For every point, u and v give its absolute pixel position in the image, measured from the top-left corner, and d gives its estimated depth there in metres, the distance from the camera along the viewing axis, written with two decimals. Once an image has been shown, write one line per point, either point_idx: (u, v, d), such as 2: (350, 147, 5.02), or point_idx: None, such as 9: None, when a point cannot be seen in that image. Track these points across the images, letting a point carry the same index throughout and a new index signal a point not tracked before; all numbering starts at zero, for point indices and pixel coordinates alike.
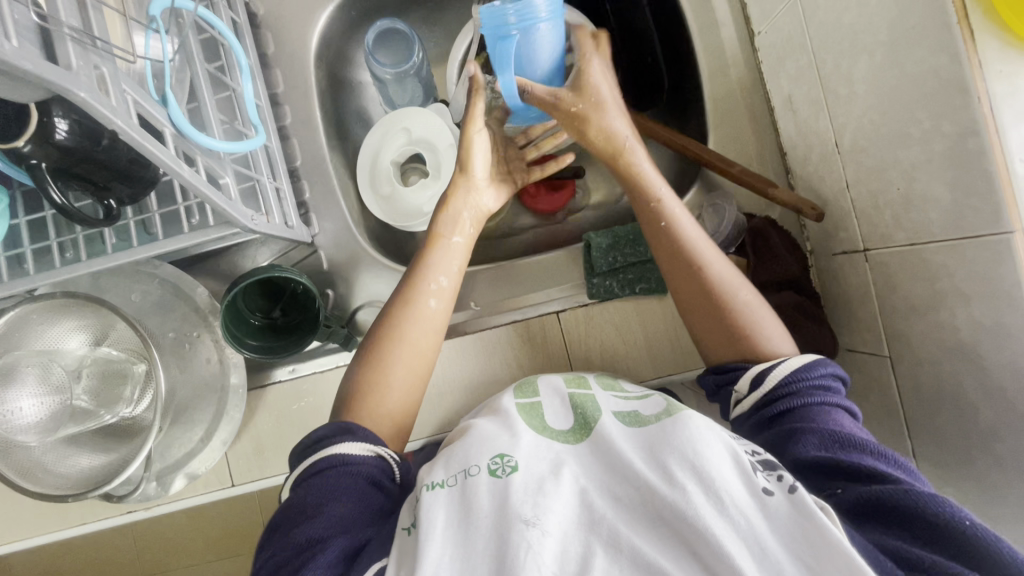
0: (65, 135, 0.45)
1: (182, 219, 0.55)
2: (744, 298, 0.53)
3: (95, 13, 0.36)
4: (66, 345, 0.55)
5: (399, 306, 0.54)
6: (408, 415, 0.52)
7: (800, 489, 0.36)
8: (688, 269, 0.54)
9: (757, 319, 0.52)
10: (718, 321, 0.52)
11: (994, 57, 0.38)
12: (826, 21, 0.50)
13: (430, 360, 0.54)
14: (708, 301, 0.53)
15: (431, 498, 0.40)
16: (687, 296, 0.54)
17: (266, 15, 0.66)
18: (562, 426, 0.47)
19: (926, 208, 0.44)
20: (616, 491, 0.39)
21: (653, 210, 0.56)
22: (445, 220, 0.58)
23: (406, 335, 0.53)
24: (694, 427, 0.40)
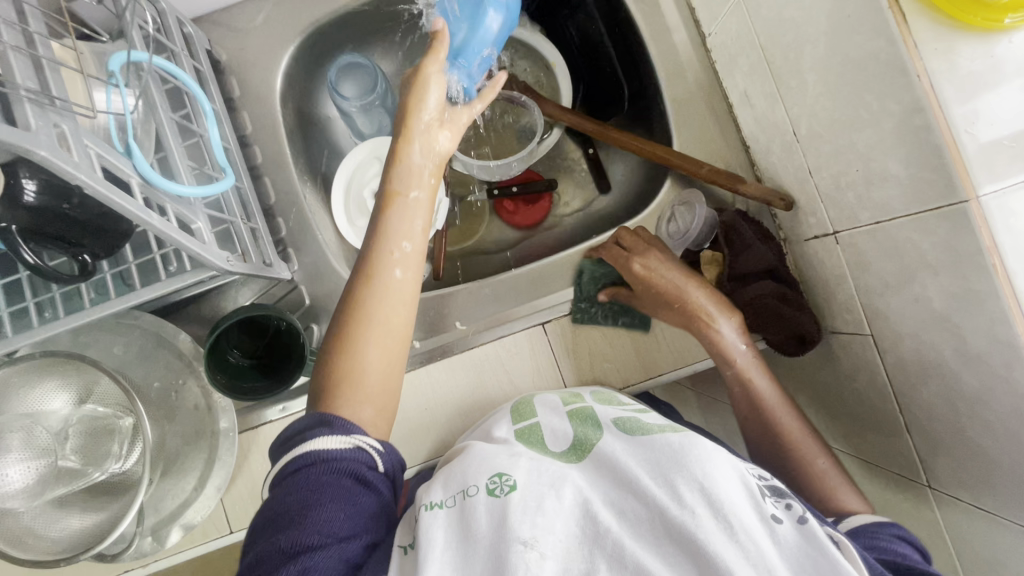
0: (34, 196, 0.46)
1: (159, 267, 0.55)
2: (824, 466, 0.54)
3: (53, 72, 0.37)
4: (50, 406, 0.54)
5: (361, 282, 0.49)
6: (389, 390, 0.49)
7: (810, 520, 0.37)
8: (767, 432, 0.57)
9: (837, 489, 0.53)
10: (790, 477, 0.55)
11: (927, 33, 0.39)
12: (770, 17, 0.52)
13: (406, 328, 0.50)
14: (782, 464, 0.56)
15: (430, 518, 0.40)
16: (761, 454, 0.58)
17: (230, 61, 0.67)
18: (559, 447, 0.47)
19: (886, 185, 0.45)
20: (622, 505, 0.39)
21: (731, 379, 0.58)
22: (397, 176, 0.51)
23: (373, 310, 0.48)
24: (704, 447, 0.40)
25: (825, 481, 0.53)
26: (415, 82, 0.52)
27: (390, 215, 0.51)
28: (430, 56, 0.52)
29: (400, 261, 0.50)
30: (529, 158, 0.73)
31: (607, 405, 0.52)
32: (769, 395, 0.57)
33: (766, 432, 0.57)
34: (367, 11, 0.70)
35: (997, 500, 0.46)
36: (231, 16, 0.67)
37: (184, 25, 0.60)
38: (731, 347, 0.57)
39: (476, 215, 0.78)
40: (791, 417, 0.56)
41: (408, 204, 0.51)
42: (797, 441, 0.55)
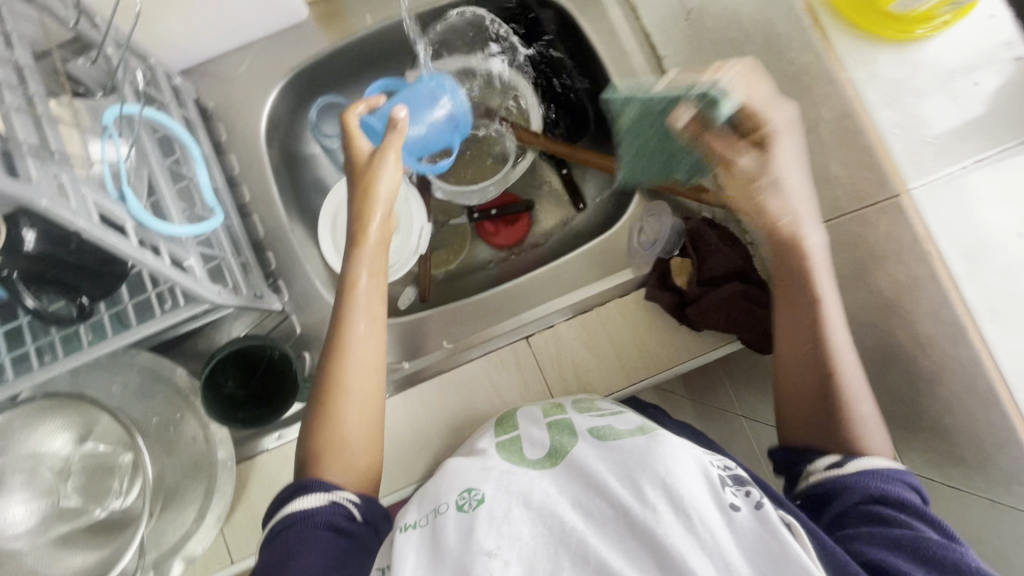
0: (34, 244, 0.49)
1: (154, 305, 0.57)
2: (864, 412, 0.47)
3: (52, 128, 0.40)
4: (52, 446, 0.57)
5: (334, 359, 0.53)
6: (373, 452, 0.53)
7: (766, 505, 0.38)
8: (809, 355, 0.49)
9: (870, 436, 0.47)
10: (816, 408, 0.49)
11: (848, 47, 0.44)
12: (715, 39, 0.56)
13: (379, 396, 0.54)
14: (811, 393, 0.49)
15: (403, 540, 0.43)
16: (785, 377, 0.51)
17: (217, 108, 0.71)
18: (535, 454, 0.49)
19: (832, 184, 0.49)
20: (589, 506, 0.41)
21: (800, 293, 0.49)
22: (362, 258, 0.56)
23: (347, 385, 0.52)
24: (667, 445, 0.42)
25: (858, 423, 0.47)
26: (364, 178, 0.56)
27: (355, 293, 0.55)
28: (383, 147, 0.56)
29: (368, 337, 0.54)
30: (502, 180, 0.77)
31: (584, 413, 0.53)
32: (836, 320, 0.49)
33: (806, 357, 0.50)
34: (345, 55, 0.74)
35: (966, 475, 0.47)
36: (216, 66, 0.72)
37: (172, 78, 0.64)
38: (820, 277, 0.48)
39: (458, 240, 0.81)
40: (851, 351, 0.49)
41: (364, 288, 0.55)
42: (847, 378, 0.48)
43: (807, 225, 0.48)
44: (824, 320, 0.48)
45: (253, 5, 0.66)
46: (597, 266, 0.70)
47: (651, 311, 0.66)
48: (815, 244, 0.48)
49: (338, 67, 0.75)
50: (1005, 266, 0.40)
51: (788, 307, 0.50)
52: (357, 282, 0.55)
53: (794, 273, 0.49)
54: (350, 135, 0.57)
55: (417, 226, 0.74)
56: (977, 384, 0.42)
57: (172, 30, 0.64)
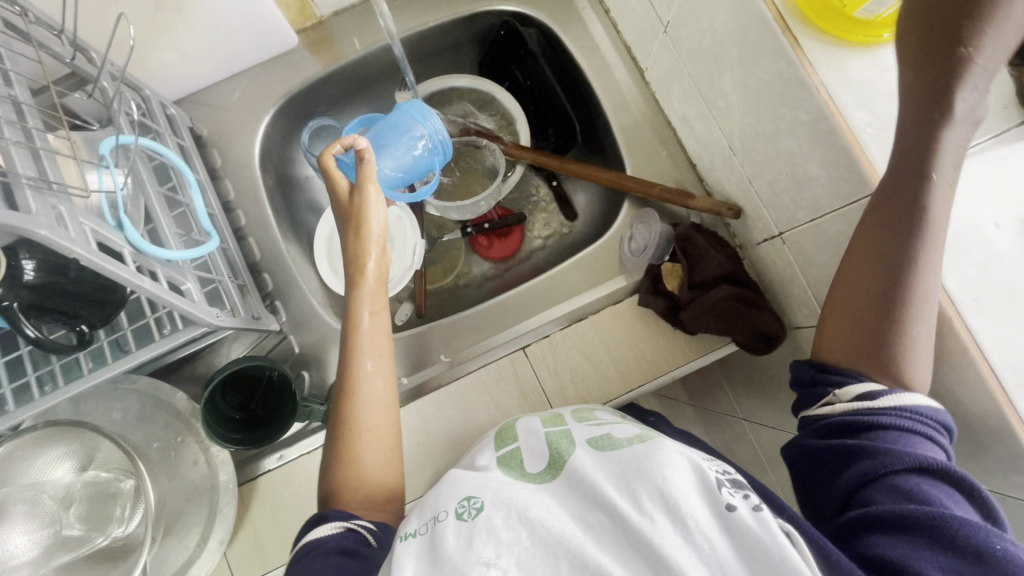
0: (34, 274, 0.50)
1: (153, 331, 0.59)
2: (916, 333, 0.41)
3: (49, 160, 0.41)
4: (54, 474, 0.57)
5: (345, 400, 0.54)
6: (393, 481, 0.53)
7: (765, 509, 0.38)
8: (887, 262, 0.41)
9: (914, 360, 0.41)
10: (862, 321, 0.44)
11: (819, 53, 0.45)
12: (692, 49, 0.58)
13: (394, 432, 0.55)
14: (867, 304, 0.43)
15: (403, 549, 0.43)
16: (847, 286, 0.45)
17: (211, 135, 0.73)
18: (535, 467, 0.49)
19: (812, 185, 0.50)
20: (587, 518, 0.41)
21: (911, 182, 0.39)
22: (362, 299, 0.56)
23: (362, 425, 0.53)
24: (664, 452, 0.42)
25: (905, 345, 0.41)
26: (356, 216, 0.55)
27: (360, 334, 0.55)
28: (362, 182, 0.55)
29: (377, 376, 0.55)
30: (495, 195, 0.77)
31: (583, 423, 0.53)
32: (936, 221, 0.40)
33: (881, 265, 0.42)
34: (334, 80, 0.76)
35: (964, 466, 0.48)
36: (210, 95, 0.73)
37: (167, 108, 0.66)
38: (929, 166, 0.38)
39: (453, 255, 0.82)
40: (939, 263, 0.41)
41: (368, 328, 0.55)
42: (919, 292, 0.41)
43: (967, 92, 0.37)
44: (920, 216, 0.40)
45: (243, 35, 0.68)
46: (591, 274, 0.70)
47: (646, 317, 0.67)
48: (951, 130, 0.38)
49: (328, 91, 0.77)
50: (981, 258, 0.42)
51: (873, 203, 0.42)
52: (360, 322, 0.55)
53: (914, 156, 0.39)
54: (328, 170, 0.56)
55: (412, 242, 0.75)
56: (965, 374, 0.43)
57: (166, 62, 0.66)
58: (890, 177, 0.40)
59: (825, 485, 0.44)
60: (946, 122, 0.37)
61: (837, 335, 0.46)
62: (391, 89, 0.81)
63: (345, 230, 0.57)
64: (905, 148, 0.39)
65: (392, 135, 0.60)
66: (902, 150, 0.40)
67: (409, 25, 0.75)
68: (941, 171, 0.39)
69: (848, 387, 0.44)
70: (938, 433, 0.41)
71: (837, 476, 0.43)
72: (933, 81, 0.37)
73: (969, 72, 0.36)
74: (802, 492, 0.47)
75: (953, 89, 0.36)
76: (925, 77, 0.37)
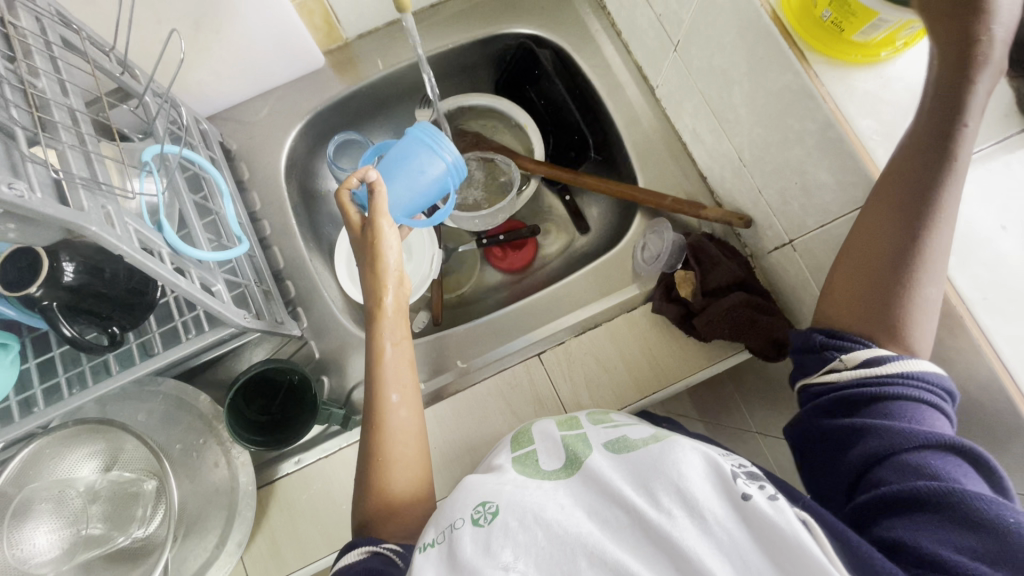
0: (72, 276, 0.53)
1: (182, 333, 0.61)
2: (927, 297, 0.42)
3: (100, 163, 0.44)
4: (80, 473, 0.58)
5: (373, 432, 0.55)
6: (425, 485, 0.55)
7: (782, 501, 0.38)
8: (904, 222, 0.42)
9: (922, 323, 0.43)
10: (871, 284, 0.45)
11: (824, 69, 0.48)
12: (702, 65, 0.60)
13: (422, 448, 0.57)
14: (878, 265, 0.45)
15: (423, 560, 0.43)
16: (857, 249, 0.46)
17: (240, 149, 0.76)
18: (550, 465, 0.49)
19: (821, 191, 0.52)
20: (604, 515, 0.42)
21: (936, 143, 0.40)
22: (383, 331, 0.58)
23: (391, 451, 0.55)
24: (679, 450, 0.43)
25: (914, 308, 0.43)
26: (372, 247, 0.57)
27: (383, 366, 0.57)
28: (375, 214, 0.56)
29: (401, 405, 0.56)
30: (512, 207, 0.79)
31: (599, 425, 0.54)
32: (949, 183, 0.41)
33: (895, 227, 0.43)
34: (358, 97, 0.79)
35: None
36: (240, 112, 0.77)
37: (200, 123, 0.69)
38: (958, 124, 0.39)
39: (468, 266, 0.85)
40: (949, 227, 0.42)
41: (390, 357, 0.57)
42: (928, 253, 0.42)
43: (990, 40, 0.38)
44: (941, 175, 0.41)
45: (275, 55, 0.72)
46: (604, 283, 0.72)
47: (659, 324, 0.68)
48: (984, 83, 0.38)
49: (351, 109, 0.80)
50: (990, 258, 0.43)
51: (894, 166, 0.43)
52: (382, 352, 0.57)
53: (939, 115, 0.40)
54: (342, 204, 0.58)
55: (429, 253, 0.78)
56: (979, 373, 0.44)
57: (201, 80, 0.70)
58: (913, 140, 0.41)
59: (834, 465, 0.44)
60: (977, 74, 0.38)
61: (845, 298, 0.47)
62: (411, 108, 0.85)
63: (363, 265, 0.59)
64: (936, 105, 0.40)
65: (399, 168, 0.58)
66: (931, 108, 0.40)
67: (430, 47, 0.79)
68: (966, 131, 0.39)
69: (853, 353, 0.45)
70: (941, 401, 0.42)
71: (844, 456, 0.43)
72: (962, 33, 0.37)
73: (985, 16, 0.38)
74: (810, 472, 0.47)
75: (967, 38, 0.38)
76: (946, 25, 0.38)
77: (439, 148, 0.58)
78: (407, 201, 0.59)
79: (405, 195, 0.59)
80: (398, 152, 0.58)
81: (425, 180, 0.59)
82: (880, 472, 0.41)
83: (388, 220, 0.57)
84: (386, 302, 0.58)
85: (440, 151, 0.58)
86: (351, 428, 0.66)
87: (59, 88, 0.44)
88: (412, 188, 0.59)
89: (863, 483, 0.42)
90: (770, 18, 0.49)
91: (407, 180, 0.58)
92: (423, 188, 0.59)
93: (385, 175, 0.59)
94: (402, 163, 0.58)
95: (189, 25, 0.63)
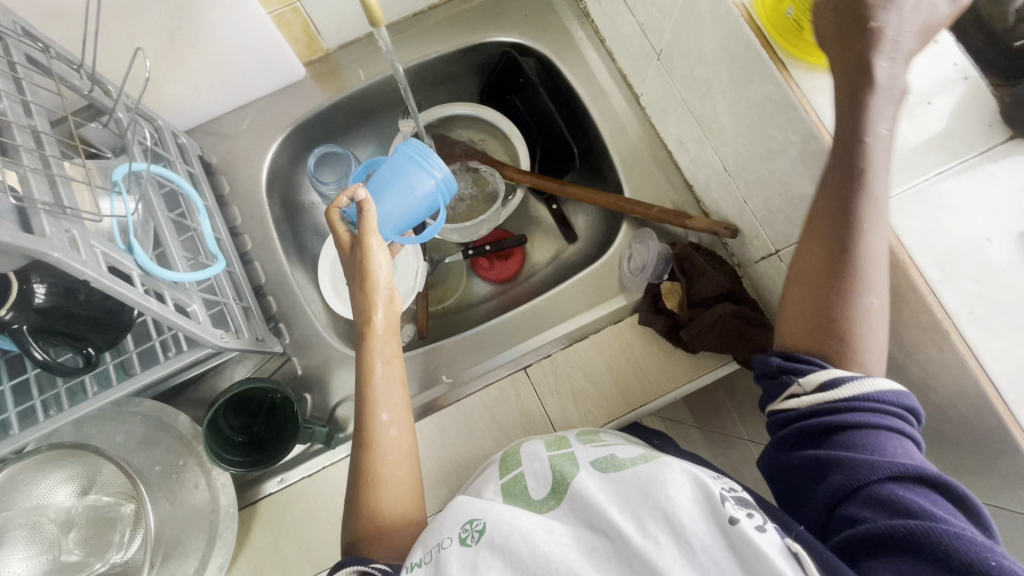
0: (44, 298, 0.51)
1: (159, 352, 0.60)
2: (868, 306, 0.43)
3: (65, 186, 0.42)
4: (54, 498, 0.56)
5: (364, 452, 0.54)
6: (416, 506, 0.54)
7: (771, 533, 0.37)
8: (834, 240, 0.43)
9: (867, 332, 0.43)
10: (812, 304, 0.46)
11: (805, 77, 0.47)
12: (685, 74, 0.60)
13: (414, 466, 0.56)
14: (819, 284, 0.45)
15: None
16: (798, 272, 0.47)
17: (220, 162, 0.75)
18: (539, 494, 0.48)
19: (805, 203, 0.51)
20: (593, 544, 0.41)
21: (856, 155, 0.41)
22: (374, 347, 0.57)
23: (381, 469, 0.54)
24: (670, 471, 0.42)
25: (858, 319, 0.43)
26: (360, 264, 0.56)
27: (374, 386, 0.56)
28: (364, 233, 0.55)
29: (392, 423, 0.55)
30: (499, 218, 0.79)
31: (589, 445, 0.53)
32: (877, 192, 0.42)
33: (830, 246, 0.44)
34: (340, 109, 0.79)
35: (970, 481, 0.48)
36: (221, 125, 0.76)
37: (178, 137, 0.68)
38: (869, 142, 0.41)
39: (455, 277, 0.83)
40: (881, 235, 0.42)
41: (381, 376, 0.56)
42: (865, 261, 0.42)
43: (885, 59, 0.40)
44: (863, 190, 0.41)
45: (255, 67, 0.71)
46: (590, 293, 0.71)
47: (646, 336, 0.67)
48: (881, 101, 0.41)
49: (334, 119, 0.79)
50: (977, 269, 0.43)
51: (823, 190, 0.44)
52: (373, 370, 0.57)
53: (854, 135, 0.41)
54: (332, 222, 0.57)
55: (414, 265, 0.77)
56: (967, 388, 0.43)
57: (178, 93, 0.69)
58: (833, 163, 0.43)
59: (806, 499, 0.44)
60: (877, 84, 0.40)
61: (791, 319, 0.48)
62: (394, 118, 0.84)
63: (354, 284, 0.58)
64: (852, 126, 0.41)
65: (390, 184, 0.57)
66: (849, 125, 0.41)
67: (412, 56, 0.78)
68: (880, 137, 0.41)
69: (810, 375, 0.44)
70: (904, 426, 0.42)
71: (815, 489, 0.43)
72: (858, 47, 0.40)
73: (882, 37, 0.40)
74: (785, 503, 0.47)
75: (870, 54, 0.40)
76: (845, 52, 0.41)
77: (430, 165, 0.57)
78: (397, 220, 0.58)
79: (395, 212, 0.58)
80: (388, 168, 0.57)
81: (417, 198, 0.57)
82: (855, 508, 0.40)
83: (378, 238, 0.56)
84: (375, 319, 0.57)
85: (429, 168, 0.57)
86: (335, 446, 0.65)
87: (22, 109, 0.43)
88: (402, 206, 0.58)
89: (838, 516, 0.41)
90: (749, 27, 0.48)
91: (398, 199, 0.57)
92: (416, 207, 0.58)
93: (374, 193, 0.57)
94: (393, 179, 0.57)
95: (163, 40, 0.62)
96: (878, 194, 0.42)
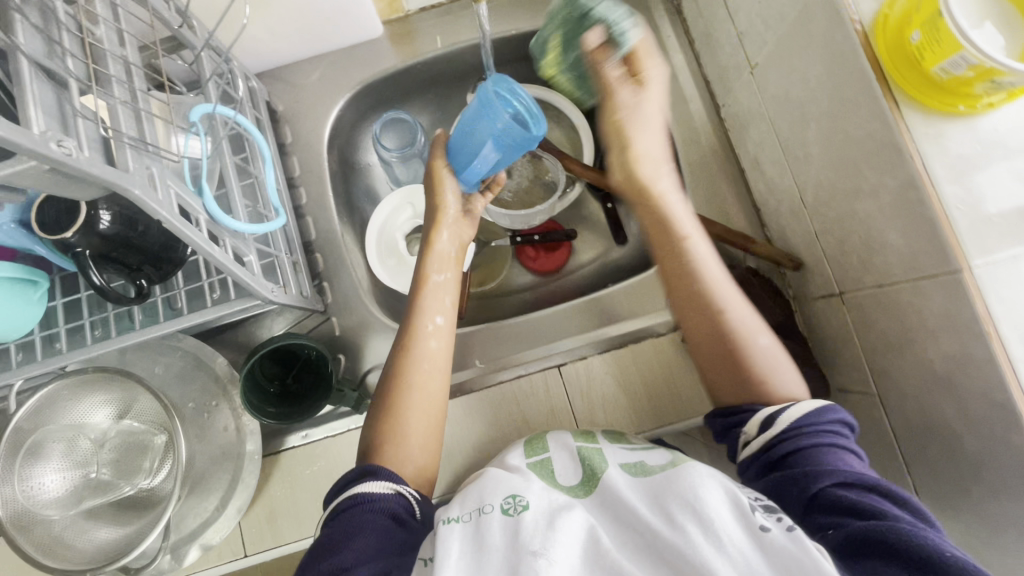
0: (108, 224, 0.52)
1: (205, 294, 0.60)
2: (766, 344, 0.53)
3: (148, 122, 0.42)
4: (93, 419, 0.58)
5: (401, 353, 0.57)
6: (437, 435, 0.56)
7: (798, 529, 0.38)
8: (710, 320, 0.54)
9: (782, 369, 0.52)
10: (728, 369, 0.53)
11: (916, 120, 0.44)
12: (778, 94, 0.57)
13: (442, 391, 0.57)
14: (720, 354, 0.54)
15: (447, 531, 0.43)
16: (707, 353, 0.55)
17: (285, 111, 0.74)
18: (567, 480, 0.48)
19: (886, 253, 0.49)
20: (623, 538, 0.42)
21: (690, 269, 0.55)
22: (432, 260, 0.62)
23: (415, 377, 0.56)
24: (695, 474, 0.43)
25: (767, 365, 0.52)
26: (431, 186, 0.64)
27: (426, 290, 0.60)
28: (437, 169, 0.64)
29: (435, 334, 0.58)
30: (552, 209, 0.77)
31: (616, 442, 0.53)
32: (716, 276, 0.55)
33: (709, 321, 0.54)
34: (411, 73, 0.77)
35: (1006, 563, 0.46)
36: (291, 73, 0.75)
37: (250, 80, 0.68)
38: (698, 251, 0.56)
39: (499, 261, 0.82)
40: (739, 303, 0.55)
41: (436, 282, 0.61)
42: (740, 323, 0.54)
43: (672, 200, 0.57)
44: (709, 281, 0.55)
45: (335, 20, 0.70)
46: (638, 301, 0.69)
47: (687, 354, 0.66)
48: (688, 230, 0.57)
49: (403, 83, 0.78)
50: None
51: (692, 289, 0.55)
52: (430, 278, 0.61)
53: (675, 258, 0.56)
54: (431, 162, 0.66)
55: None
56: None
57: (256, 36, 0.68)
58: (677, 264, 0.56)
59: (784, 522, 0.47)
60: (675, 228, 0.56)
61: (717, 387, 0.54)
62: (462, 90, 0.82)
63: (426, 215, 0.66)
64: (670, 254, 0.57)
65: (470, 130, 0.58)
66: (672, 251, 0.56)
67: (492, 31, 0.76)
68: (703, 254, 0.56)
69: (751, 419, 0.50)
70: (841, 436, 0.47)
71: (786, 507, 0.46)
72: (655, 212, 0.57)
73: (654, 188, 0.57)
74: None
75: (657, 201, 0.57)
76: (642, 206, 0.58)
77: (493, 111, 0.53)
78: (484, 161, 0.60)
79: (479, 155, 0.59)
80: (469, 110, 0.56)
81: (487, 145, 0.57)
82: (824, 519, 0.43)
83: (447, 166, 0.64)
84: (439, 237, 0.63)
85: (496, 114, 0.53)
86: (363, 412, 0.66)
87: (116, 37, 0.43)
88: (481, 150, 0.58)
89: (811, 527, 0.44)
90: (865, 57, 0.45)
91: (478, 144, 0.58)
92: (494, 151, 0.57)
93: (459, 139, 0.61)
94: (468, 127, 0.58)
95: None
96: (715, 267, 0.56)
